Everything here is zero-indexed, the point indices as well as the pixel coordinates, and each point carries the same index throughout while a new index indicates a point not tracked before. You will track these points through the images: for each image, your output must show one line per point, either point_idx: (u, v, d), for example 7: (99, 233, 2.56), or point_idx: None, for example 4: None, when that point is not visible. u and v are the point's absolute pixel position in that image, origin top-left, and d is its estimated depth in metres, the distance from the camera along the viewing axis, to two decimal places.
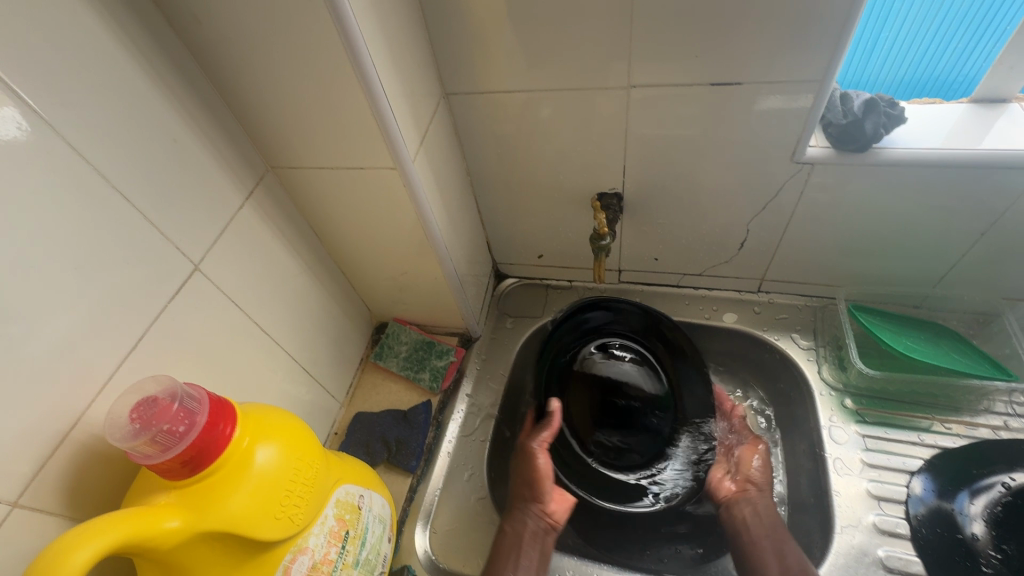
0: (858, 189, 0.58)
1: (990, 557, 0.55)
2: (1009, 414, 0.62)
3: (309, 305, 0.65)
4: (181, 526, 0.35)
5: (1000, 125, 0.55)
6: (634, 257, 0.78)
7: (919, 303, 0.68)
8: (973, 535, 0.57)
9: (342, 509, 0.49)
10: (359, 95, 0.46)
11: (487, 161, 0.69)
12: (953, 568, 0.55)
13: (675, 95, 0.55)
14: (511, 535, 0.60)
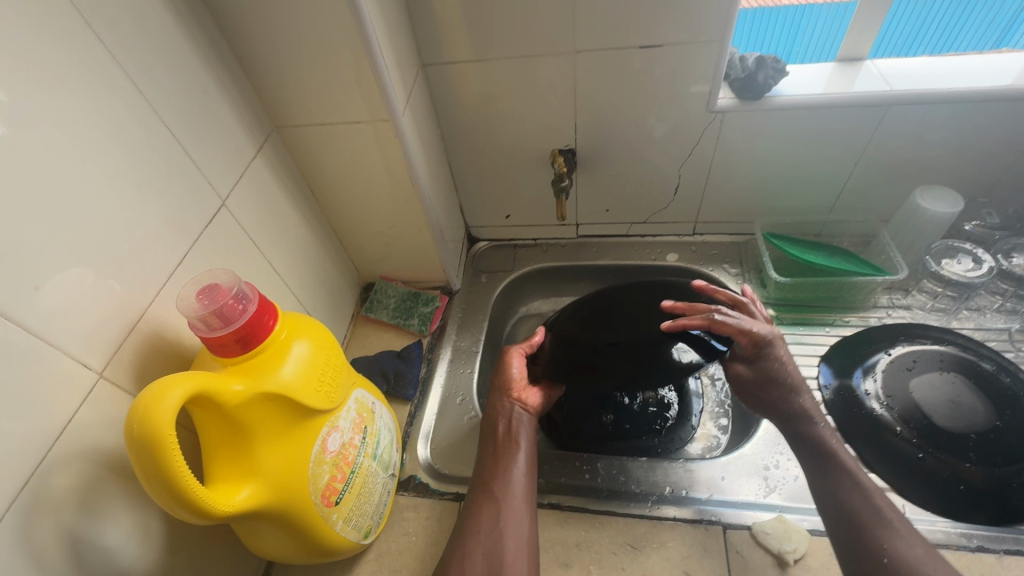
0: (760, 131, 0.73)
1: (884, 410, 0.66)
2: (889, 305, 0.78)
3: (308, 255, 0.72)
4: (243, 389, 0.43)
5: (858, 77, 0.71)
6: (589, 211, 0.90)
7: (819, 231, 0.84)
8: (869, 400, 0.68)
9: (361, 407, 0.57)
10: (358, 52, 0.55)
11: (459, 126, 0.79)
12: (860, 427, 0.66)
13: (613, 57, 0.67)
14: (497, 461, 0.62)
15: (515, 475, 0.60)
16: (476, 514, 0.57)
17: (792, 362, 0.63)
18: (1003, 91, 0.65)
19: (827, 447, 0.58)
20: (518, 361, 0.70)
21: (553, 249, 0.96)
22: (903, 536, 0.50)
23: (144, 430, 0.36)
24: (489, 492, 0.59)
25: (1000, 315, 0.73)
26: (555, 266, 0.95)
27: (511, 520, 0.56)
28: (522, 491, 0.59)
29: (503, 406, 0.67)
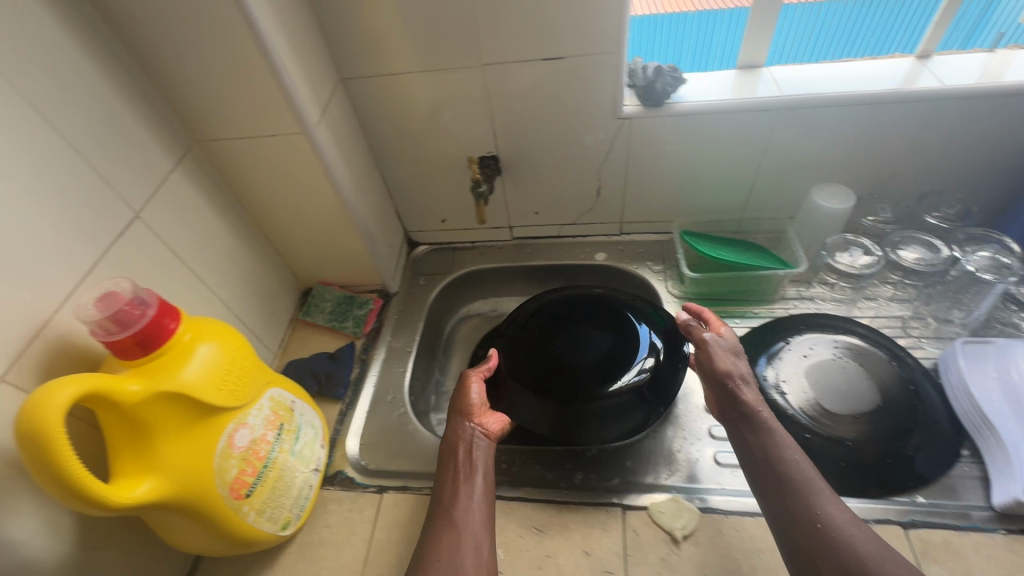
0: (666, 135, 0.78)
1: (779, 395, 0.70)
2: (795, 296, 0.82)
3: (238, 263, 0.76)
4: (141, 389, 0.46)
5: (755, 84, 0.76)
6: (519, 214, 0.94)
7: (737, 228, 0.89)
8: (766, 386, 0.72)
9: (277, 405, 0.61)
10: (264, 70, 0.59)
11: (386, 136, 0.82)
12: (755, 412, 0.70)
13: (520, 68, 0.71)
14: (452, 487, 0.58)
15: (473, 498, 0.57)
16: (436, 540, 0.54)
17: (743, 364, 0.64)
18: (880, 96, 0.70)
19: (791, 457, 0.55)
20: (476, 384, 0.66)
21: (490, 251, 1.00)
22: (831, 502, 0.51)
23: (33, 426, 0.39)
24: (446, 518, 0.56)
25: (893, 301, 0.78)
26: (491, 268, 0.99)
27: (471, 546, 0.53)
28: (479, 512, 0.56)
29: (462, 430, 0.62)
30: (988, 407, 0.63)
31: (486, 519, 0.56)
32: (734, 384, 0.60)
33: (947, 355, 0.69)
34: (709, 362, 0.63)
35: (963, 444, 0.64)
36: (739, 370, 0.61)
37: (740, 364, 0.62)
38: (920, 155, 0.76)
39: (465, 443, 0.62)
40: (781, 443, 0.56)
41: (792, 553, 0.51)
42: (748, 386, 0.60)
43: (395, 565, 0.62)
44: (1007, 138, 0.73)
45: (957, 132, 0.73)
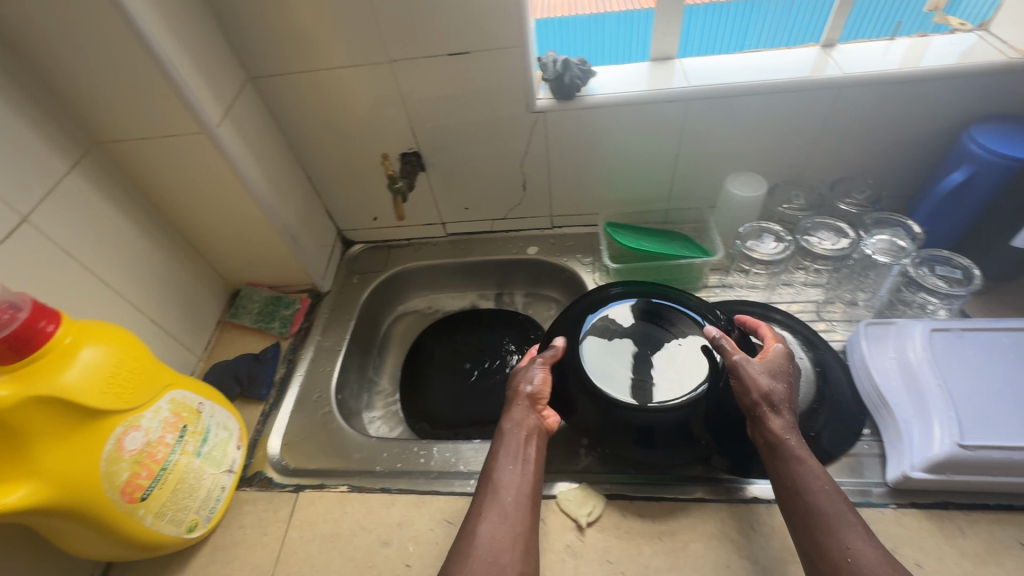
0: (581, 128, 0.78)
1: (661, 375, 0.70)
2: (716, 284, 0.84)
3: (153, 265, 0.75)
4: (11, 395, 0.45)
5: (665, 76, 0.77)
6: (450, 210, 0.94)
7: (665, 219, 0.91)
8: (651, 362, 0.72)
9: (179, 407, 0.60)
10: (152, 68, 0.58)
11: (305, 135, 0.82)
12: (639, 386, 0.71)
13: (427, 63, 0.71)
14: (490, 477, 0.57)
15: (506, 491, 0.55)
16: (466, 534, 0.52)
17: (788, 383, 0.59)
18: (782, 85, 0.72)
19: (819, 489, 0.52)
20: (538, 376, 0.66)
21: (424, 248, 1.00)
22: (859, 533, 0.49)
23: None
24: (479, 511, 0.54)
25: (808, 286, 0.80)
26: (425, 265, 0.99)
27: (495, 541, 0.51)
28: (509, 508, 0.54)
29: (525, 420, 0.62)
30: (885, 387, 0.64)
31: (518, 516, 0.53)
32: (761, 409, 0.57)
33: (852, 338, 0.70)
34: (737, 387, 0.59)
35: (865, 423, 0.66)
36: (772, 393, 0.57)
37: (775, 387, 0.58)
38: (828, 143, 0.78)
39: (514, 434, 0.60)
40: (808, 474, 0.53)
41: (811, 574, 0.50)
42: (777, 412, 0.56)
43: (305, 563, 0.61)
44: (908, 124, 0.75)
45: (860, 119, 0.75)
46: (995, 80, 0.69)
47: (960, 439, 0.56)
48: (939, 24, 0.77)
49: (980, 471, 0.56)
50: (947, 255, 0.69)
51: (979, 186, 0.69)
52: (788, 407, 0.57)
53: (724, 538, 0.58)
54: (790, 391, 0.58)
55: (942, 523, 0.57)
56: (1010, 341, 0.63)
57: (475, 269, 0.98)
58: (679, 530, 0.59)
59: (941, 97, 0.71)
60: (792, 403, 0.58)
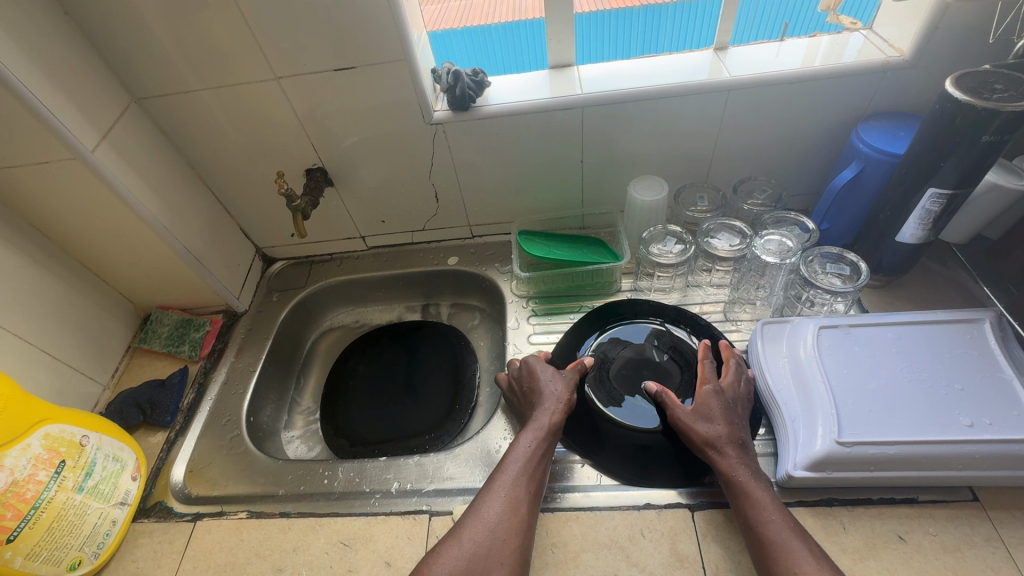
0: (483, 137, 0.78)
1: (591, 379, 0.74)
2: (630, 288, 0.85)
3: (43, 293, 0.72)
4: None
5: (563, 83, 0.77)
6: (367, 224, 0.93)
7: (582, 223, 0.91)
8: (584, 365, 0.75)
9: (55, 442, 0.59)
10: (7, 95, 0.56)
11: (203, 155, 0.80)
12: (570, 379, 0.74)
13: (315, 79, 0.70)
14: (510, 461, 0.60)
15: (526, 479, 0.58)
16: (480, 510, 0.55)
17: (730, 419, 0.61)
18: (673, 89, 0.73)
19: (769, 515, 0.52)
20: (566, 386, 0.68)
21: (347, 262, 0.99)
22: (807, 558, 0.48)
23: None
24: (495, 491, 0.57)
25: (714, 287, 0.82)
26: (347, 279, 0.97)
27: (505, 521, 0.54)
28: (525, 495, 0.57)
29: (553, 420, 0.64)
30: (776, 386, 0.65)
31: (530, 508, 0.56)
32: (705, 453, 0.58)
33: (751, 338, 0.71)
34: (682, 435, 0.61)
35: (761, 421, 0.66)
36: (712, 436, 0.59)
37: (716, 428, 0.59)
38: (727, 144, 0.79)
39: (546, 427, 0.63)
40: (759, 504, 0.53)
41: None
42: (720, 453, 0.58)
43: None
44: (801, 124, 0.76)
45: (754, 121, 0.76)
46: (876, 77, 0.70)
47: (838, 436, 0.56)
48: (832, 24, 0.77)
49: (857, 467, 0.56)
50: (838, 252, 0.71)
51: (868, 179, 0.71)
52: (731, 444, 0.58)
53: (615, 546, 0.58)
54: (731, 429, 0.59)
55: (826, 521, 0.57)
56: (895, 336, 0.65)
57: (398, 281, 0.98)
58: (571, 540, 0.59)
59: (828, 97, 0.72)
60: (740, 439, 0.59)
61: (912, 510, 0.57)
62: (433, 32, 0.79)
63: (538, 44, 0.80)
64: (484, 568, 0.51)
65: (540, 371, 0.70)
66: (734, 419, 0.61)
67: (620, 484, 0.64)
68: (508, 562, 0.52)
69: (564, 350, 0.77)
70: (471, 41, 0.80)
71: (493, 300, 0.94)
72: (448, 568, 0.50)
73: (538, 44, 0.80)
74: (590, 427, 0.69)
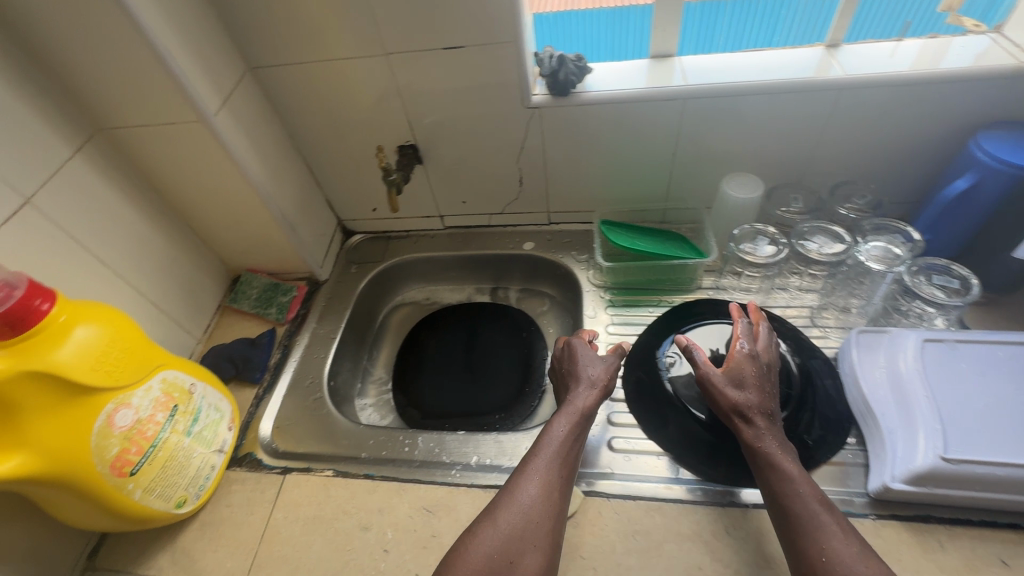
0: (578, 124, 0.78)
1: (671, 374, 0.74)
2: (712, 286, 0.84)
3: (153, 248, 0.77)
4: (6, 367, 0.48)
5: (665, 73, 0.76)
6: (448, 203, 0.95)
7: (662, 218, 0.90)
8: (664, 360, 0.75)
9: (171, 387, 0.62)
10: (150, 57, 0.59)
11: (303, 125, 0.83)
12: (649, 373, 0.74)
13: (422, 56, 0.72)
14: (545, 443, 0.60)
15: (559, 461, 0.58)
16: (515, 492, 0.56)
17: (761, 388, 0.60)
18: (782, 85, 0.70)
19: (804, 500, 0.51)
20: (602, 367, 0.69)
21: (422, 240, 1.01)
22: (837, 535, 0.48)
23: None
24: (529, 474, 0.57)
25: (803, 292, 0.80)
26: (423, 256, 0.99)
27: (539, 505, 0.55)
28: (558, 480, 0.57)
29: (586, 402, 0.65)
30: (873, 397, 0.63)
31: (563, 492, 0.57)
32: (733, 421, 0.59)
33: (843, 346, 0.69)
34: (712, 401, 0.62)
35: (850, 430, 0.65)
36: (742, 404, 0.59)
37: (744, 395, 0.60)
38: (829, 145, 0.77)
39: (579, 411, 0.64)
40: (797, 491, 0.52)
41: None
42: (748, 423, 0.58)
43: (287, 544, 0.63)
44: (913, 128, 0.73)
45: (864, 120, 0.73)
46: (1004, 84, 0.67)
47: (943, 452, 0.55)
48: (952, 25, 0.73)
49: (960, 485, 0.55)
50: (946, 264, 0.68)
51: (987, 190, 0.67)
52: (760, 415, 0.58)
53: (698, 539, 0.58)
54: (763, 399, 0.59)
55: (921, 537, 0.56)
56: (1005, 355, 0.62)
57: (474, 263, 0.99)
58: (652, 529, 0.59)
59: (947, 102, 0.69)
60: (769, 409, 0.59)
61: (1015, 536, 0.55)
62: (537, 15, 0.77)
63: (644, 33, 0.78)
64: (519, 551, 0.51)
65: (579, 354, 0.71)
66: (765, 390, 0.60)
67: (705, 480, 0.63)
68: (542, 546, 0.52)
69: (643, 345, 0.77)
70: (573, 26, 0.78)
71: (565, 290, 0.95)
72: (484, 550, 0.51)
73: (644, 33, 0.78)
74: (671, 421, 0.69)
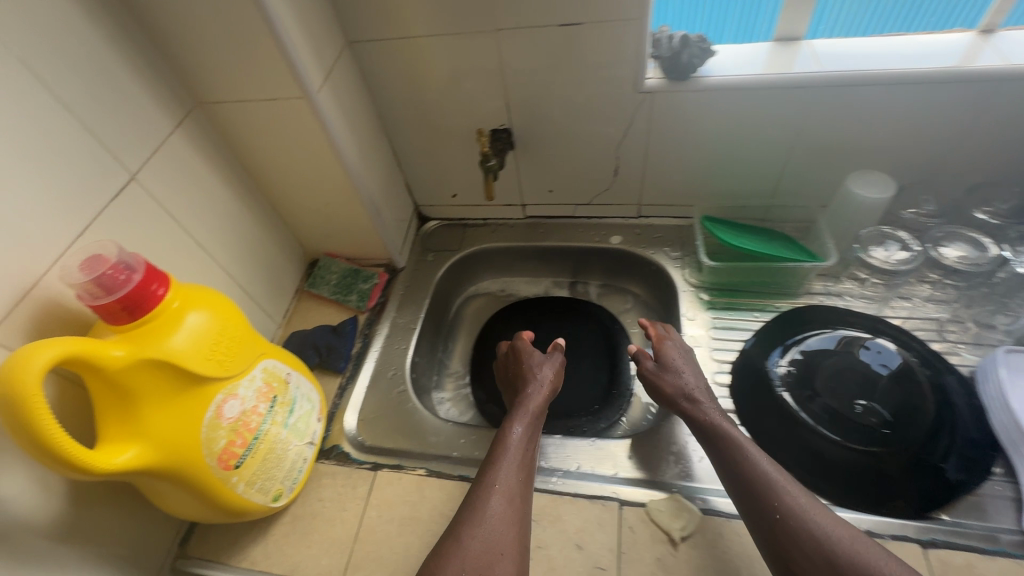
0: (691, 113, 0.72)
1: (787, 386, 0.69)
2: (823, 291, 0.77)
3: (241, 229, 0.74)
4: (125, 355, 0.45)
5: (793, 57, 0.69)
6: (533, 192, 0.90)
7: (764, 215, 0.84)
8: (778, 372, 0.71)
9: (271, 377, 0.60)
10: (261, 29, 0.55)
11: (393, 105, 0.79)
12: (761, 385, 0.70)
13: (533, 34, 0.66)
14: (503, 450, 0.60)
15: (518, 467, 0.59)
16: (479, 507, 0.55)
17: (695, 373, 0.67)
18: (936, 75, 0.63)
19: (768, 485, 0.53)
20: (551, 368, 0.73)
21: (501, 229, 0.97)
22: (790, 492, 0.52)
23: (10, 389, 0.39)
24: (490, 484, 0.57)
25: (929, 302, 0.74)
26: (502, 246, 0.95)
27: (504, 513, 0.55)
28: (517, 484, 0.58)
29: (535, 401, 0.67)
30: None
31: (523, 498, 0.57)
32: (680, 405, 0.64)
33: (986, 363, 0.63)
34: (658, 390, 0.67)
35: (994, 460, 0.59)
36: (686, 386, 0.65)
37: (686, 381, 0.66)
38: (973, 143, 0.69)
39: (532, 411, 0.66)
40: (761, 489, 0.53)
41: (776, 560, 0.51)
42: (692, 402, 0.63)
43: (383, 544, 0.61)
44: None
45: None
46: None
47: None
48: None
49: None
50: None
51: None
52: (702, 395, 0.64)
53: None
54: (699, 381, 0.66)
55: None
56: None
57: (556, 257, 0.95)
58: None
59: None
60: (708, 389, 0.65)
61: None
62: None
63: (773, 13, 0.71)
64: (489, 565, 0.50)
65: (525, 354, 0.75)
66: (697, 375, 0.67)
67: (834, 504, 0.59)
68: (512, 553, 0.52)
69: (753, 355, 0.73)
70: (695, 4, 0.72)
71: (651, 291, 0.91)
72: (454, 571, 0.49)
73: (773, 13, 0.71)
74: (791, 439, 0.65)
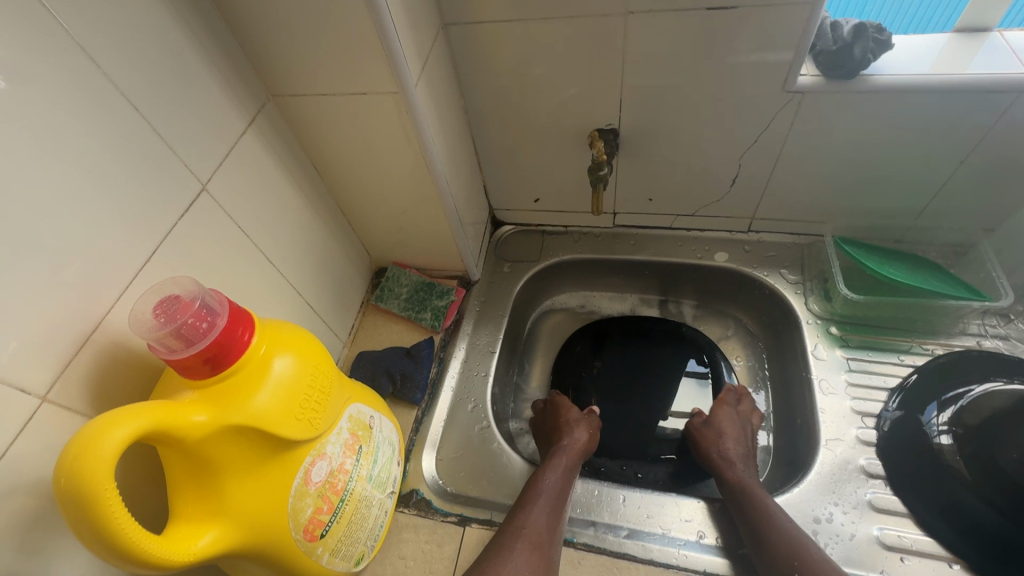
0: (845, 118, 0.60)
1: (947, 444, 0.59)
2: (981, 333, 0.67)
3: (311, 240, 0.65)
4: (207, 421, 0.37)
5: (983, 50, 0.57)
6: (629, 199, 0.79)
7: (901, 237, 0.72)
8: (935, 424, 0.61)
9: (356, 425, 0.51)
10: (361, 10, 0.45)
11: (484, 98, 0.68)
12: (914, 440, 0.61)
13: (671, 19, 0.55)
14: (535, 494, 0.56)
15: (548, 514, 0.54)
16: (504, 551, 0.50)
17: (742, 443, 0.64)
18: None
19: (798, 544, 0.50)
20: (586, 429, 0.66)
21: (585, 239, 0.86)
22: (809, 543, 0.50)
23: (73, 478, 0.30)
24: (518, 530, 0.52)
25: None
26: (587, 258, 0.85)
27: (531, 562, 0.49)
28: (546, 534, 0.52)
29: (568, 453, 0.62)
30: None
31: (550, 548, 0.51)
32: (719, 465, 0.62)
33: None
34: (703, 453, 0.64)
35: None
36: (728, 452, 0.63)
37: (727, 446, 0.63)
38: None
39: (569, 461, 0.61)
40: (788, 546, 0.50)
41: None
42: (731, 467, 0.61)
43: None
44: None
45: None
46: None
47: None
48: None
49: None
50: None
51: None
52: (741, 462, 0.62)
53: None
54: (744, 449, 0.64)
55: None
56: None
57: (647, 273, 0.84)
58: None
59: None
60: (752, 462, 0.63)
61: None
62: None
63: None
64: None
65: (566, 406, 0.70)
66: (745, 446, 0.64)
67: None
68: None
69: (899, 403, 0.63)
70: None
71: (758, 318, 0.80)
72: None
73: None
74: (952, 511, 0.56)
